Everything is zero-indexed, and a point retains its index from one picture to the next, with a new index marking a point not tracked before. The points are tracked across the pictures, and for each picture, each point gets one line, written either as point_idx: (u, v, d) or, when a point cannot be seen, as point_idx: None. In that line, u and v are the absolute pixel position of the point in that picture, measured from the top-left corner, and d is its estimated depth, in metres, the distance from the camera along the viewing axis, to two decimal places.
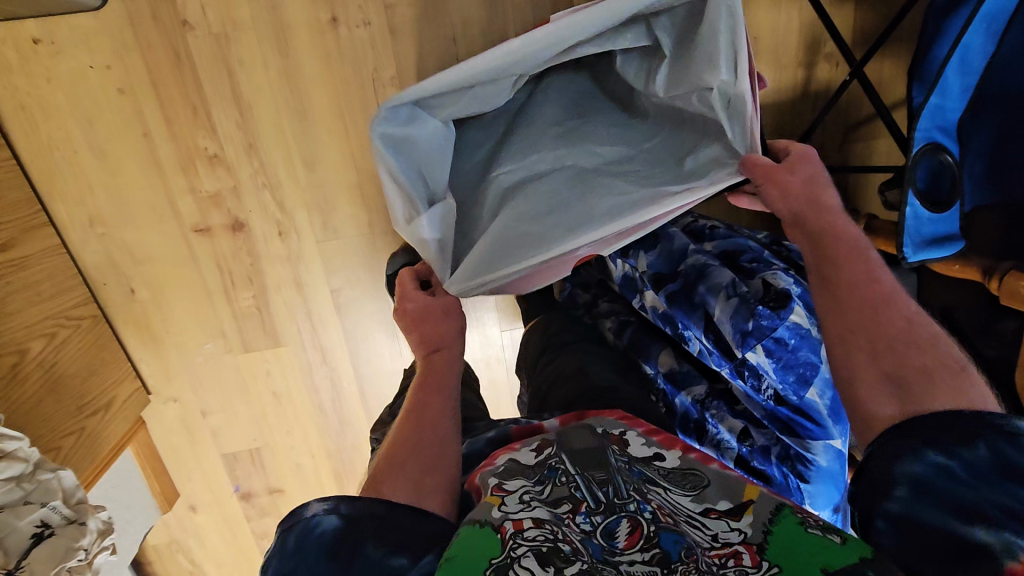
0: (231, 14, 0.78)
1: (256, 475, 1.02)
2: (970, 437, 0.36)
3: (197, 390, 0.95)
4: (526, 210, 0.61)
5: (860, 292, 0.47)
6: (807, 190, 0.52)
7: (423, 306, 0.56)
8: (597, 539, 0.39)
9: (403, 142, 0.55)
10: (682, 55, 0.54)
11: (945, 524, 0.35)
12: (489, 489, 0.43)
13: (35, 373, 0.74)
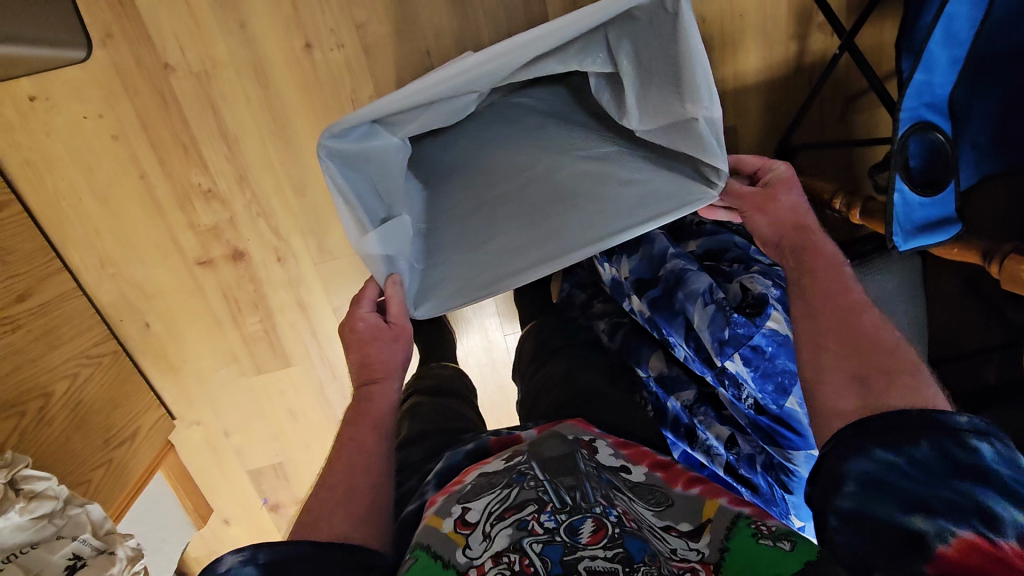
0: (208, 51, 0.80)
1: (282, 488, 1.07)
2: (916, 435, 0.36)
3: (218, 412, 1.00)
4: (483, 227, 0.62)
5: (837, 301, 0.48)
6: (794, 213, 0.54)
7: (374, 325, 0.57)
8: (560, 538, 0.37)
9: (359, 158, 0.53)
10: (647, 68, 0.52)
11: (894, 519, 0.35)
12: (451, 517, 0.40)
13: (62, 413, 0.79)
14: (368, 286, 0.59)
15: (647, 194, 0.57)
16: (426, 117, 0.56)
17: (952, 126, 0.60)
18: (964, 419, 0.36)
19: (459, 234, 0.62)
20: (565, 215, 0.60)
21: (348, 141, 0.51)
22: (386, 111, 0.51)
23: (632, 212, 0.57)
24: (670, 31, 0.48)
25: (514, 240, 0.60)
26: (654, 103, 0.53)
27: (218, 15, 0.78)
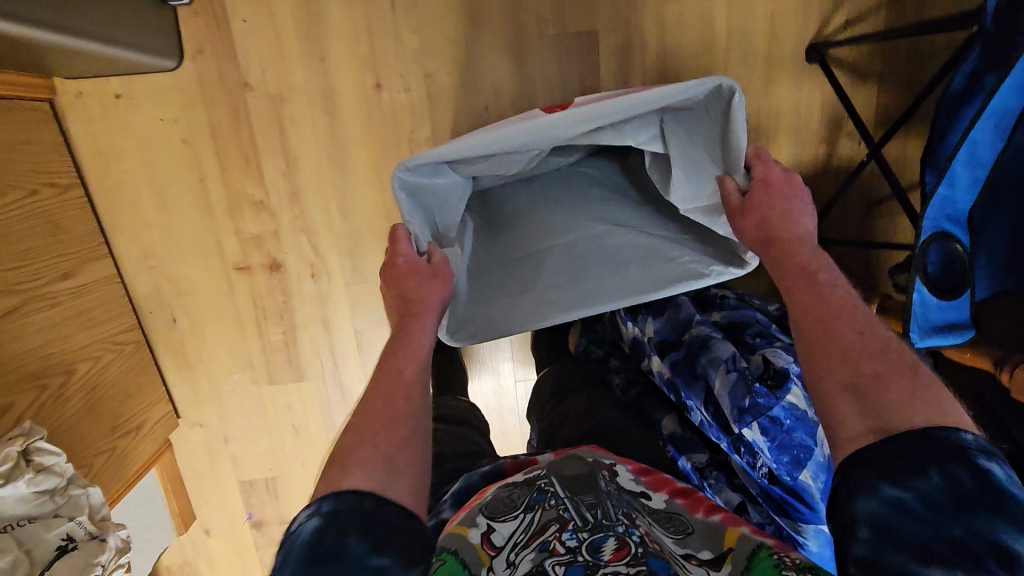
0: (287, 77, 0.86)
1: (269, 505, 1.06)
2: (924, 466, 0.35)
3: (222, 417, 1.01)
4: (530, 263, 0.69)
5: (819, 310, 0.46)
6: (762, 228, 0.54)
7: (414, 260, 0.59)
8: (582, 557, 0.38)
9: (424, 191, 0.59)
10: (690, 149, 0.59)
11: (909, 567, 0.33)
12: (480, 530, 0.42)
13: (79, 393, 0.80)
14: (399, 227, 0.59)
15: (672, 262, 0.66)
16: (488, 166, 0.62)
17: (969, 240, 0.64)
18: (971, 437, 0.35)
19: (505, 266, 0.69)
20: (603, 268, 0.68)
21: (425, 175, 0.58)
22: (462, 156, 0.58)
23: (662, 277, 0.66)
24: (721, 126, 0.56)
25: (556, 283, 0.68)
26: (694, 181, 0.60)
27: (302, 46, 0.85)
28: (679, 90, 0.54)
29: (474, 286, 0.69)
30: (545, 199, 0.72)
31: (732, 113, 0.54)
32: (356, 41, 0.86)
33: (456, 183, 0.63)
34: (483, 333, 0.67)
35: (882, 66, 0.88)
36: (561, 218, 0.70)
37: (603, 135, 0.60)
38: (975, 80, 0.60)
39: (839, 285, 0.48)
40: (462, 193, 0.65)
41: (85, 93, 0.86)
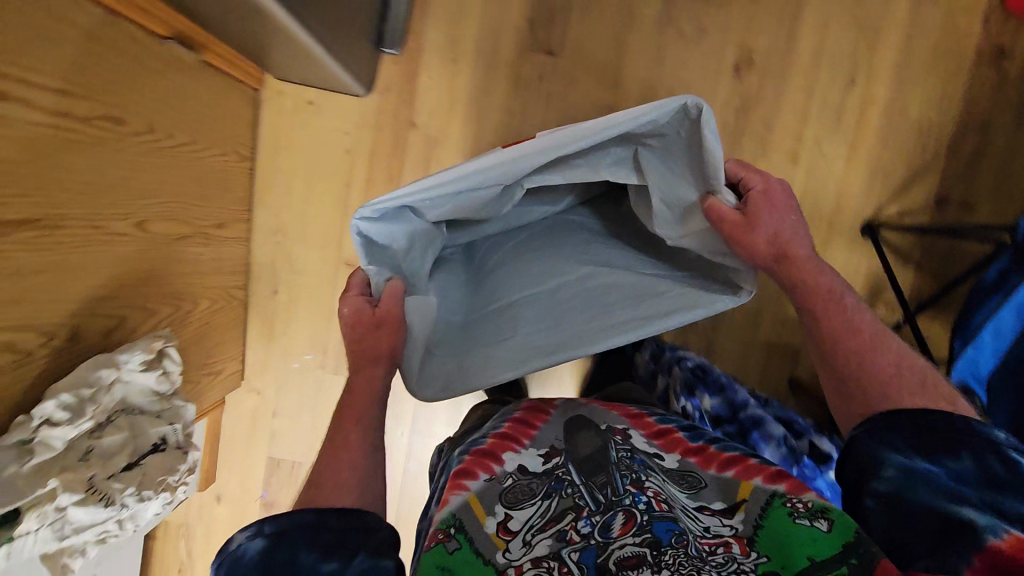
0: (447, 127, 1.05)
1: (287, 489, 1.10)
2: (958, 450, 0.50)
3: (279, 391, 1.08)
4: (512, 309, 0.73)
5: (848, 343, 0.61)
6: (773, 245, 0.62)
7: (361, 309, 0.63)
8: (593, 540, 0.52)
9: (386, 240, 0.63)
10: (676, 186, 0.65)
11: (935, 505, 0.48)
12: (496, 520, 0.54)
13: (196, 324, 0.90)
14: (356, 277, 0.67)
15: (663, 305, 0.67)
16: (455, 206, 0.66)
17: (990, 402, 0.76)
18: (1004, 437, 0.49)
19: (484, 318, 0.73)
20: (595, 308, 0.70)
21: (387, 228, 0.62)
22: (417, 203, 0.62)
23: (655, 307, 0.67)
24: (699, 155, 0.61)
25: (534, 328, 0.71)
26: (687, 220, 0.66)
27: (467, 109, 1.05)
28: (648, 112, 0.58)
29: (446, 342, 0.71)
30: (526, 256, 0.78)
31: (698, 131, 0.59)
32: (509, 117, 1.06)
33: (420, 230, 0.67)
34: (441, 390, 0.67)
35: (922, 255, 1.06)
36: (548, 265, 0.76)
37: (575, 169, 0.67)
38: (1003, 277, 0.74)
39: (863, 317, 0.63)
40: (429, 237, 0.70)
41: (285, 93, 1.04)
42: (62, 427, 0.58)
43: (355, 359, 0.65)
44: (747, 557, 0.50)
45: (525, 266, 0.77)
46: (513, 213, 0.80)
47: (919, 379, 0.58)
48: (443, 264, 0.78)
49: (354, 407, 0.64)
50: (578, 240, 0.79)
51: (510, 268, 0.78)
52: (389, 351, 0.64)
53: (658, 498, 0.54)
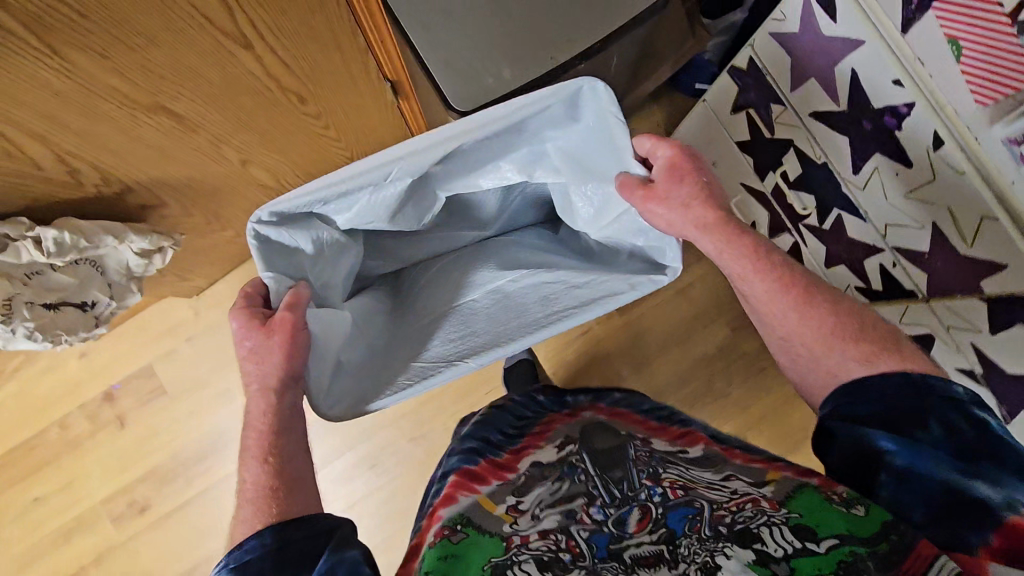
0: None
1: (135, 399, 1.10)
2: (925, 420, 0.51)
3: (209, 328, 1.12)
4: (453, 316, 0.77)
5: (781, 303, 0.59)
6: (679, 223, 0.61)
7: (248, 326, 0.61)
8: (607, 528, 0.58)
9: (286, 247, 0.66)
10: (585, 159, 0.70)
11: (947, 478, 0.49)
12: (505, 504, 0.62)
13: (208, 243, 0.96)
14: (247, 294, 0.65)
15: (584, 295, 0.72)
16: (360, 213, 0.69)
17: None
18: (961, 390, 0.52)
19: (417, 334, 0.76)
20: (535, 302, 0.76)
21: (286, 231, 0.64)
22: (317, 207, 0.65)
23: (598, 288, 0.72)
24: (591, 129, 0.66)
25: (460, 334, 0.75)
26: (615, 212, 0.71)
27: None
28: (544, 98, 0.62)
29: (361, 362, 0.73)
30: (454, 275, 0.81)
31: (596, 112, 0.63)
32: None
33: (331, 239, 0.70)
34: (347, 401, 0.67)
35: None
36: (480, 274, 0.80)
37: (496, 149, 0.68)
38: None
39: (798, 273, 0.60)
40: (337, 248, 0.72)
41: None
42: (37, 252, 0.65)
43: (263, 391, 0.59)
44: (778, 510, 0.51)
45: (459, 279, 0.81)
46: (438, 241, 0.83)
47: (852, 354, 0.56)
48: (369, 290, 0.82)
49: (259, 448, 0.58)
50: (515, 237, 0.85)
51: (435, 285, 0.82)
52: (290, 375, 0.61)
53: (675, 484, 0.58)
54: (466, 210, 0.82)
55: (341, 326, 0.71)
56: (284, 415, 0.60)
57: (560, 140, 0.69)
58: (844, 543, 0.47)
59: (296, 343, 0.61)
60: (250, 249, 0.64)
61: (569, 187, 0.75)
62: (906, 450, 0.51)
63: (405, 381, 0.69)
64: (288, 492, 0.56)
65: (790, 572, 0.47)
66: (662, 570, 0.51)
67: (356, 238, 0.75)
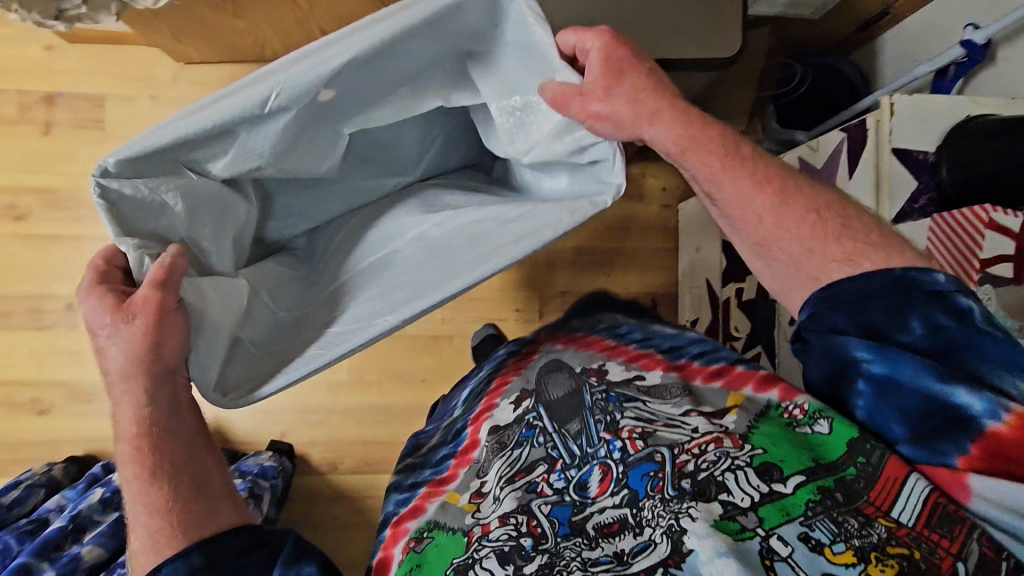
0: None
1: (71, 117, 1.07)
2: (904, 318, 0.49)
3: (177, 100, 1.09)
4: (375, 272, 0.66)
5: (755, 205, 0.55)
6: (633, 108, 0.54)
7: (98, 309, 0.47)
8: (568, 498, 0.58)
9: (147, 205, 0.53)
10: (507, 70, 0.61)
11: (927, 389, 0.48)
12: (469, 493, 0.63)
13: (215, 20, 0.92)
14: (102, 265, 0.50)
15: (507, 232, 0.62)
16: (244, 155, 0.57)
17: None
18: (943, 280, 0.49)
19: (330, 295, 0.65)
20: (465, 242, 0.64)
21: (142, 182, 0.52)
22: (189, 146, 0.54)
23: (537, 223, 0.60)
24: (502, 24, 0.58)
25: (378, 290, 0.63)
26: (553, 144, 0.61)
27: None
28: None
29: (263, 335, 0.60)
30: (365, 230, 0.71)
31: (506, 4, 0.56)
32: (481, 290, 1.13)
33: (210, 189, 0.57)
34: (244, 385, 0.56)
35: None
36: (400, 220, 0.69)
37: (400, 70, 0.59)
38: None
39: (769, 169, 0.56)
40: (218, 206, 0.58)
41: None
42: None
43: (125, 381, 0.47)
44: (743, 450, 0.54)
45: (383, 230, 0.70)
46: (357, 188, 0.73)
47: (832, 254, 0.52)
48: (276, 256, 0.69)
49: (137, 455, 0.47)
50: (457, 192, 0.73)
51: (350, 244, 0.70)
52: (168, 369, 0.49)
53: (634, 436, 0.59)
54: (385, 153, 0.72)
55: (237, 296, 0.57)
56: (164, 400, 0.48)
57: (467, 42, 0.60)
58: (811, 480, 0.51)
59: (167, 332, 0.48)
60: (99, 211, 0.51)
61: (489, 102, 0.64)
62: (883, 359, 0.50)
63: (291, 366, 0.57)
64: (189, 491, 0.48)
65: (759, 522, 0.49)
66: (626, 539, 0.52)
67: (245, 194, 0.62)
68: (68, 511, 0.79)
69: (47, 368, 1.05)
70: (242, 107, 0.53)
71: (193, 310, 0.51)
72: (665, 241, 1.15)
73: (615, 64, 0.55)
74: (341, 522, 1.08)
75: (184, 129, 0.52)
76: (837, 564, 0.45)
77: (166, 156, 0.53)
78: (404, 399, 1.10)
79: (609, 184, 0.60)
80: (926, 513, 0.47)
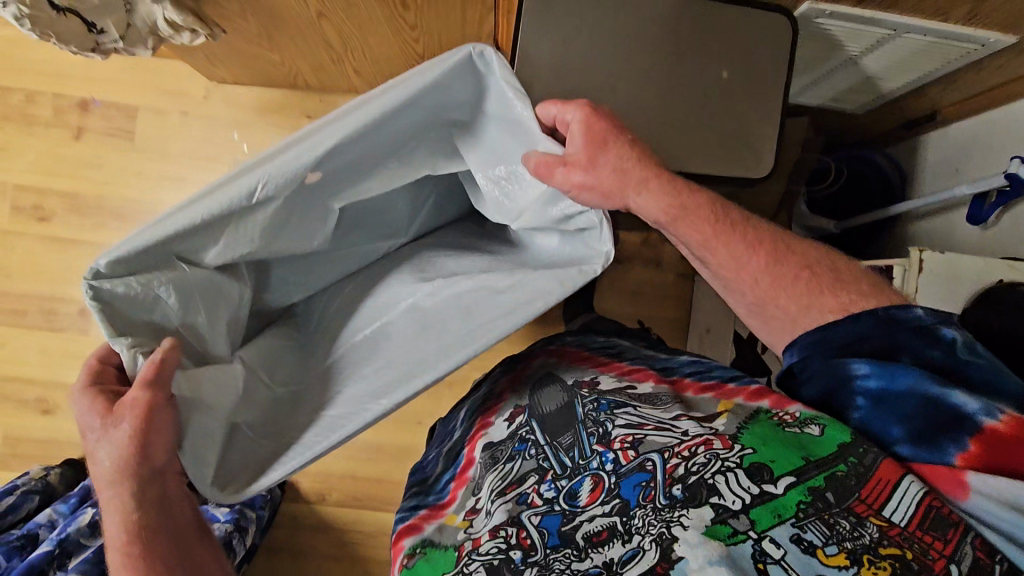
0: None
1: (102, 124, 1.08)
2: (892, 338, 0.49)
3: (206, 118, 1.09)
4: (372, 346, 0.65)
5: (748, 270, 0.55)
6: (619, 176, 0.54)
7: (88, 414, 0.47)
8: (557, 507, 0.55)
9: (133, 301, 0.50)
10: (491, 141, 0.61)
11: (919, 397, 0.46)
12: (464, 512, 0.64)
13: (249, 52, 0.93)
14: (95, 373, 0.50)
15: (502, 300, 0.59)
16: (236, 241, 0.55)
17: None
18: (925, 314, 0.49)
19: (328, 373, 0.64)
20: (461, 307, 0.61)
21: (134, 280, 0.50)
22: (177, 238, 0.52)
23: (527, 292, 0.58)
24: (484, 97, 0.59)
25: (376, 369, 0.61)
26: (542, 211, 0.59)
27: None
28: (430, 69, 0.55)
29: (262, 416, 0.61)
30: (361, 296, 0.70)
31: (485, 78, 0.57)
32: None
33: (202, 277, 0.55)
34: (240, 479, 0.55)
35: None
36: (394, 286, 0.68)
37: (385, 146, 0.59)
38: None
39: (757, 229, 0.56)
40: (211, 293, 0.56)
41: None
42: None
43: (110, 485, 0.46)
44: (733, 451, 0.50)
45: (385, 295, 0.67)
46: (364, 253, 0.72)
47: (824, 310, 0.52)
48: (273, 327, 0.70)
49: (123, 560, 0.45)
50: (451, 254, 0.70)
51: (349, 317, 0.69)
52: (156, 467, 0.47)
53: (626, 446, 0.55)
54: (370, 219, 0.70)
55: (232, 378, 0.57)
56: (151, 498, 0.47)
57: (450, 114, 0.60)
58: (801, 480, 0.46)
59: (156, 433, 0.47)
60: (93, 314, 0.49)
61: (480, 173, 0.64)
62: (880, 372, 0.48)
63: (290, 452, 0.56)
64: None
65: (750, 525, 0.45)
66: (615, 548, 0.49)
67: (240, 275, 0.61)
68: (56, 534, 0.81)
69: (55, 369, 1.07)
70: (231, 197, 0.52)
71: (189, 405, 0.51)
72: (677, 309, 1.13)
73: (591, 134, 0.54)
74: (322, 553, 1.08)
75: (176, 223, 0.51)
76: (828, 567, 0.41)
77: (155, 252, 0.51)
78: (398, 438, 1.11)
79: (598, 251, 0.57)
80: (920, 515, 0.42)
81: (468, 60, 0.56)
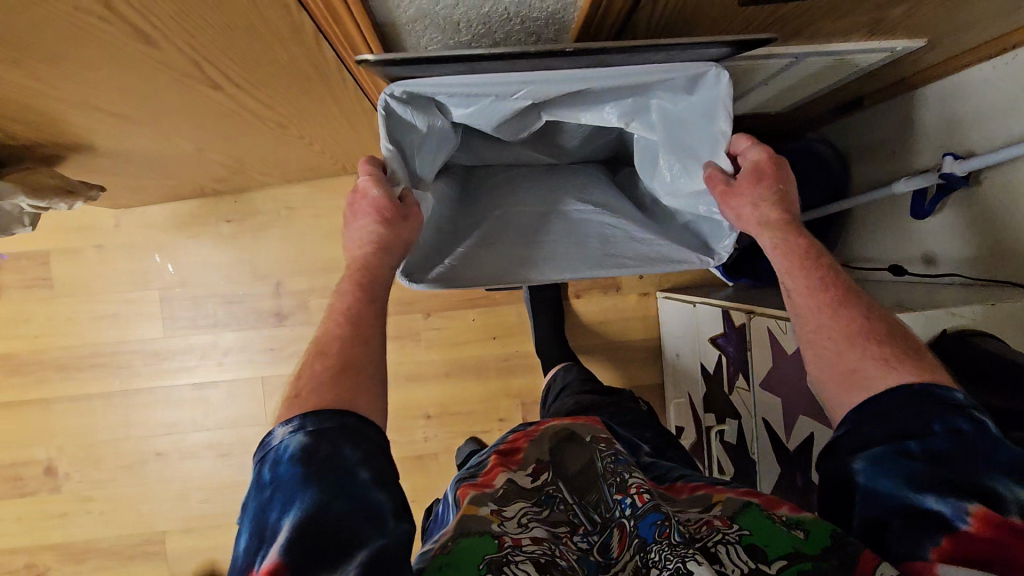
0: (436, 346, 1.08)
1: (19, 279, 1.03)
2: (926, 417, 0.40)
3: (121, 247, 1.04)
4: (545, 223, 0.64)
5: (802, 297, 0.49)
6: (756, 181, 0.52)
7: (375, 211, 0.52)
8: (594, 555, 0.47)
9: (403, 132, 0.51)
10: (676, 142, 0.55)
11: (903, 493, 0.39)
12: (488, 505, 0.50)
13: (142, 186, 0.87)
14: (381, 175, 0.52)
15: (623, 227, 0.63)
16: (480, 115, 0.52)
17: None
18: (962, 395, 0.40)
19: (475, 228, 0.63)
20: (619, 228, 0.63)
21: (415, 113, 0.50)
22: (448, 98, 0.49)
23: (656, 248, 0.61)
24: (703, 114, 0.51)
25: (557, 251, 0.61)
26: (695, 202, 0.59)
27: (457, 361, 1.08)
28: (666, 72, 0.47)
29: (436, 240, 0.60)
30: (521, 188, 0.67)
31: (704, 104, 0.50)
32: (458, 402, 1.09)
33: (442, 127, 0.54)
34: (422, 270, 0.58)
35: None
36: (558, 188, 0.67)
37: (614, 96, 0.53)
38: None
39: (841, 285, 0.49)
40: (438, 138, 0.55)
41: None
42: None
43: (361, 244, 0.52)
44: (731, 528, 0.44)
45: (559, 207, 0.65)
46: (516, 155, 0.66)
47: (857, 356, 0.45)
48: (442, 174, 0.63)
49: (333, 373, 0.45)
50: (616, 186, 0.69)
51: (502, 195, 0.66)
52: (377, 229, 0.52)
53: (643, 491, 0.50)
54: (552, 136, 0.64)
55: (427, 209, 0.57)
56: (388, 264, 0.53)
57: (658, 101, 0.52)
58: (793, 564, 0.40)
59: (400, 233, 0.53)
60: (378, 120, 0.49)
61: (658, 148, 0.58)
62: (881, 470, 0.40)
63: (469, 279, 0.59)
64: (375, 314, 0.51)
65: None
66: None
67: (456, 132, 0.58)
68: None
69: (38, 532, 1.06)
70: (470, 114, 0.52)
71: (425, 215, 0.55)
72: (646, 333, 1.10)
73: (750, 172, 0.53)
74: None
75: (446, 88, 0.47)
76: None
77: (419, 99, 0.50)
78: None
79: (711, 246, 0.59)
80: None
81: (703, 78, 0.48)
